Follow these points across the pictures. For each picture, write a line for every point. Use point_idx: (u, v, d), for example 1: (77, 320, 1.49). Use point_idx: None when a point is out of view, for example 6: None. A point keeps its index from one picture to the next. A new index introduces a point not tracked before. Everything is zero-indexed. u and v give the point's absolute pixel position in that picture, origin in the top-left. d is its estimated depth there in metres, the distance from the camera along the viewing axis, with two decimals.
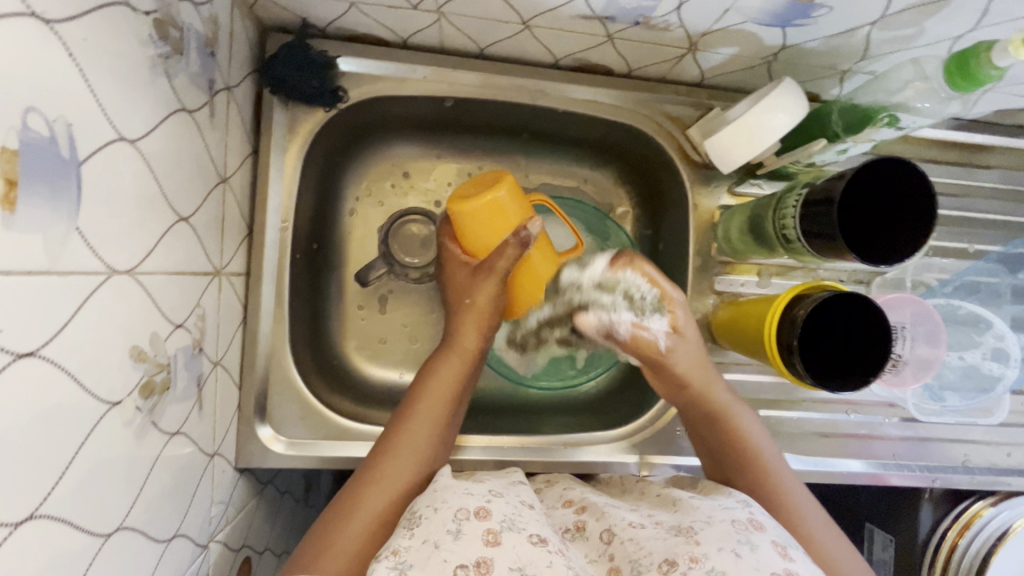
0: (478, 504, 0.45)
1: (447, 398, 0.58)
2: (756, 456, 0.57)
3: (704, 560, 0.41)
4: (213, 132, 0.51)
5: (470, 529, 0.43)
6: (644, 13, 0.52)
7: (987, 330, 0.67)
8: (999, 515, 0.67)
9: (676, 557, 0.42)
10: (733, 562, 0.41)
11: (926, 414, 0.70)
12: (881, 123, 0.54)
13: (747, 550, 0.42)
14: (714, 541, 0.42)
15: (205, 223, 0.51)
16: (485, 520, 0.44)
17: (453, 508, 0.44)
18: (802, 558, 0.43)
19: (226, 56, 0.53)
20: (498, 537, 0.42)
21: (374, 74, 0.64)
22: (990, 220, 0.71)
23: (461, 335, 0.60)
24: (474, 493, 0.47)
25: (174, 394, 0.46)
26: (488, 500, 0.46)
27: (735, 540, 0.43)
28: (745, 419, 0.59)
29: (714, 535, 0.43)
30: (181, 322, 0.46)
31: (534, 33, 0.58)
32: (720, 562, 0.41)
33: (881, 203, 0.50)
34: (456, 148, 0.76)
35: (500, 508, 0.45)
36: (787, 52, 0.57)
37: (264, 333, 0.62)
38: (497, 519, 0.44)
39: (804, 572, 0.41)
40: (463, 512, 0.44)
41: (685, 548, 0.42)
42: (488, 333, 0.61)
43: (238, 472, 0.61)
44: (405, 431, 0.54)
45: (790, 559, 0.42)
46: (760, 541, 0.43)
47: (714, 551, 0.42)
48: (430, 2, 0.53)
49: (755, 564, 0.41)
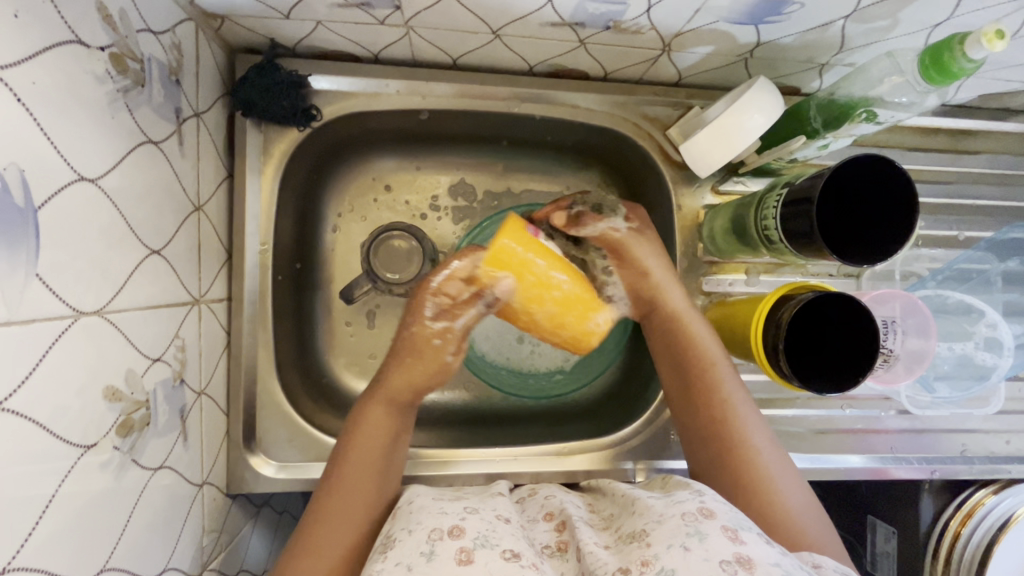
0: (452, 523, 0.45)
1: (379, 447, 0.55)
2: (718, 399, 0.58)
3: (654, 561, 0.42)
4: (183, 161, 0.51)
5: (442, 550, 0.43)
6: (614, 18, 0.51)
7: (979, 319, 0.66)
8: (1000, 503, 0.66)
9: (630, 565, 0.42)
10: (682, 556, 0.41)
11: (920, 406, 0.70)
12: (859, 118, 0.53)
13: (695, 542, 0.42)
14: (663, 540, 0.43)
15: (180, 252, 0.50)
16: (458, 539, 0.44)
17: (426, 530, 0.45)
18: (755, 541, 0.43)
19: (193, 82, 0.53)
20: (471, 555, 0.42)
21: (347, 90, 0.63)
22: (980, 205, 0.70)
23: (388, 383, 0.58)
24: (448, 513, 0.47)
25: (155, 427, 0.45)
26: (463, 518, 0.46)
27: (684, 533, 0.43)
28: (702, 335, 0.60)
29: (664, 533, 0.44)
30: (159, 355, 0.46)
31: (505, 41, 0.58)
32: (669, 560, 0.41)
33: (841, 190, 0.48)
34: (437, 159, 0.76)
35: (475, 525, 0.45)
36: (762, 49, 0.56)
37: (249, 357, 0.62)
38: (470, 537, 0.44)
39: (754, 553, 0.42)
40: (436, 532, 0.44)
41: (638, 553, 0.43)
42: (417, 387, 0.58)
43: (230, 498, 0.61)
44: (340, 493, 0.52)
45: (740, 542, 0.42)
46: (710, 529, 0.43)
47: (664, 550, 0.42)
48: (397, 16, 0.53)
49: (704, 555, 0.41)
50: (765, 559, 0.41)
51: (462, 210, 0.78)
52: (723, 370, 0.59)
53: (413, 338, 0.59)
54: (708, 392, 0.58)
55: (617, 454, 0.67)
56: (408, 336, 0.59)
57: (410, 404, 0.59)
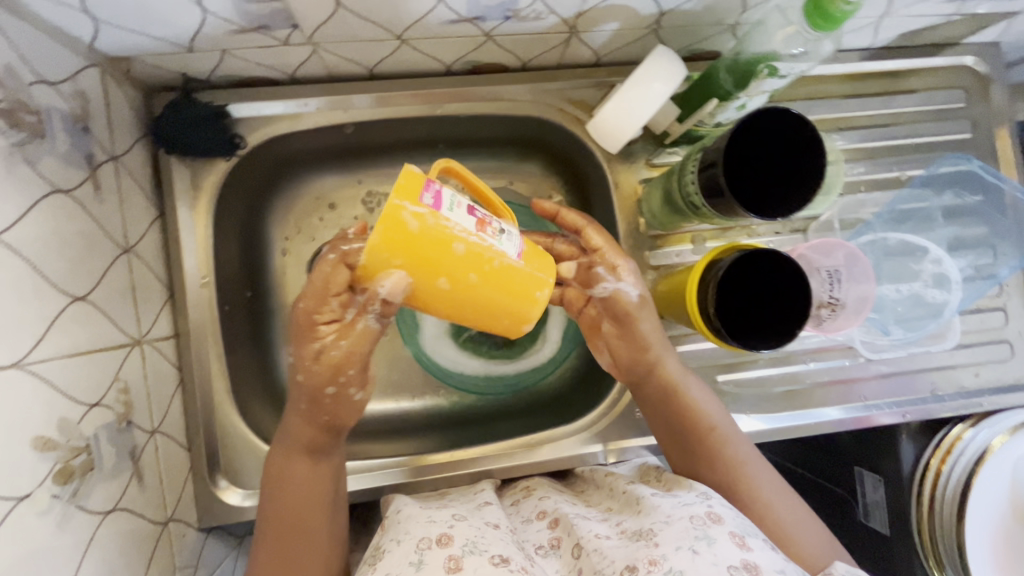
0: (440, 532, 0.47)
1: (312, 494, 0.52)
2: (727, 446, 0.57)
3: (662, 561, 0.43)
4: (103, 205, 0.51)
5: (431, 559, 0.44)
6: (510, 7, 0.51)
7: (924, 258, 0.67)
8: (978, 434, 0.67)
9: (637, 563, 0.44)
10: (690, 559, 0.43)
11: (878, 350, 0.69)
12: (762, 74, 0.52)
13: (704, 545, 0.44)
14: (672, 541, 0.44)
15: (111, 296, 0.51)
16: (447, 547, 0.45)
17: (415, 539, 0.46)
18: (760, 548, 0.45)
19: (105, 126, 0.53)
20: (460, 563, 0.44)
21: (272, 114, 0.64)
22: (918, 144, 0.71)
23: (296, 433, 0.52)
24: (437, 521, 0.49)
25: (100, 472, 0.45)
26: (451, 526, 0.48)
27: (692, 536, 0.44)
28: (698, 396, 0.58)
29: (672, 535, 0.45)
30: (98, 400, 0.46)
31: (413, 45, 0.58)
32: (677, 561, 0.43)
33: (792, 144, 0.47)
34: (378, 171, 0.76)
35: (463, 533, 0.47)
36: (668, 18, 0.56)
37: (206, 391, 0.62)
38: (458, 545, 0.45)
39: (760, 560, 0.43)
40: (425, 541, 0.46)
41: (646, 552, 0.44)
42: (325, 435, 0.52)
43: (205, 532, 0.61)
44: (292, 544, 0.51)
45: (747, 548, 0.44)
46: (718, 534, 0.45)
47: (672, 551, 0.43)
48: (298, 34, 0.53)
49: (712, 559, 0.43)
50: (770, 565, 0.43)
51: None
52: (721, 424, 0.58)
53: (307, 381, 0.50)
54: (714, 448, 0.57)
55: (588, 439, 0.67)
56: (300, 380, 0.50)
57: (328, 450, 0.53)
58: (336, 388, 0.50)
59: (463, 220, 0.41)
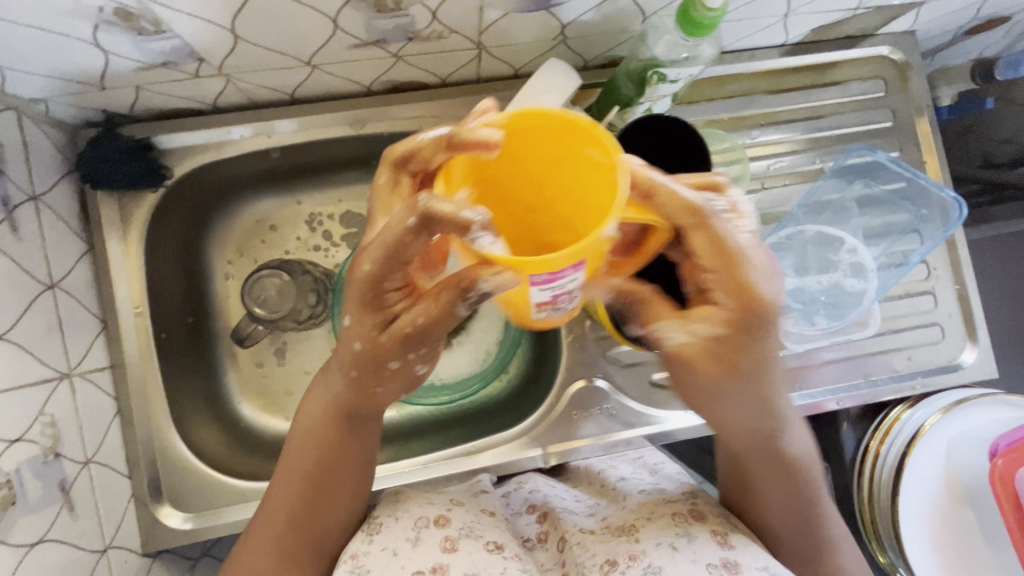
0: (438, 513, 0.51)
1: (353, 463, 0.52)
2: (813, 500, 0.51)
3: (641, 556, 0.48)
4: (23, 245, 0.53)
5: (427, 536, 0.49)
6: (409, 29, 0.53)
7: (841, 248, 0.69)
8: (914, 415, 0.68)
9: (618, 557, 0.48)
10: (670, 555, 0.47)
11: (801, 341, 0.70)
12: (652, 81, 0.54)
13: (683, 542, 0.48)
14: (653, 538, 0.49)
15: (35, 333, 0.52)
16: (443, 528, 0.50)
17: (413, 517, 0.51)
18: (744, 545, 0.48)
19: (24, 167, 0.54)
20: (455, 543, 0.48)
21: (201, 144, 0.66)
22: (840, 135, 0.73)
23: (352, 397, 0.49)
24: (435, 503, 0.53)
25: (24, 506, 0.47)
26: (449, 509, 0.52)
27: (674, 533, 0.49)
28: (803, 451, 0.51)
29: (653, 532, 0.50)
30: (20, 435, 0.48)
31: (325, 69, 0.59)
32: (657, 557, 0.47)
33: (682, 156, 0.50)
34: (317, 191, 0.76)
35: (460, 517, 0.51)
36: (571, 29, 0.58)
37: (144, 418, 0.63)
38: (455, 527, 0.50)
39: (742, 560, 0.47)
40: (423, 520, 0.50)
41: (627, 548, 0.49)
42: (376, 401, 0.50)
43: (150, 557, 0.62)
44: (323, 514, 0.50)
45: (729, 546, 0.48)
46: (699, 532, 0.49)
47: (653, 546, 0.48)
48: (206, 67, 0.54)
49: (692, 556, 0.47)
50: (752, 564, 0.46)
51: (353, 239, 0.77)
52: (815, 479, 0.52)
53: (363, 346, 0.46)
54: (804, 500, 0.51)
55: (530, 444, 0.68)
56: (357, 347, 0.46)
57: (369, 416, 0.51)
58: (400, 362, 0.47)
59: (542, 299, 0.36)
